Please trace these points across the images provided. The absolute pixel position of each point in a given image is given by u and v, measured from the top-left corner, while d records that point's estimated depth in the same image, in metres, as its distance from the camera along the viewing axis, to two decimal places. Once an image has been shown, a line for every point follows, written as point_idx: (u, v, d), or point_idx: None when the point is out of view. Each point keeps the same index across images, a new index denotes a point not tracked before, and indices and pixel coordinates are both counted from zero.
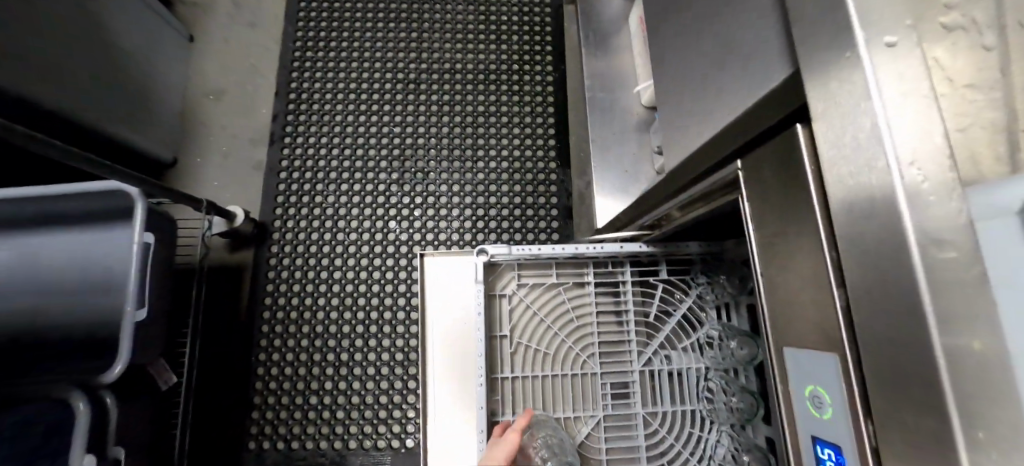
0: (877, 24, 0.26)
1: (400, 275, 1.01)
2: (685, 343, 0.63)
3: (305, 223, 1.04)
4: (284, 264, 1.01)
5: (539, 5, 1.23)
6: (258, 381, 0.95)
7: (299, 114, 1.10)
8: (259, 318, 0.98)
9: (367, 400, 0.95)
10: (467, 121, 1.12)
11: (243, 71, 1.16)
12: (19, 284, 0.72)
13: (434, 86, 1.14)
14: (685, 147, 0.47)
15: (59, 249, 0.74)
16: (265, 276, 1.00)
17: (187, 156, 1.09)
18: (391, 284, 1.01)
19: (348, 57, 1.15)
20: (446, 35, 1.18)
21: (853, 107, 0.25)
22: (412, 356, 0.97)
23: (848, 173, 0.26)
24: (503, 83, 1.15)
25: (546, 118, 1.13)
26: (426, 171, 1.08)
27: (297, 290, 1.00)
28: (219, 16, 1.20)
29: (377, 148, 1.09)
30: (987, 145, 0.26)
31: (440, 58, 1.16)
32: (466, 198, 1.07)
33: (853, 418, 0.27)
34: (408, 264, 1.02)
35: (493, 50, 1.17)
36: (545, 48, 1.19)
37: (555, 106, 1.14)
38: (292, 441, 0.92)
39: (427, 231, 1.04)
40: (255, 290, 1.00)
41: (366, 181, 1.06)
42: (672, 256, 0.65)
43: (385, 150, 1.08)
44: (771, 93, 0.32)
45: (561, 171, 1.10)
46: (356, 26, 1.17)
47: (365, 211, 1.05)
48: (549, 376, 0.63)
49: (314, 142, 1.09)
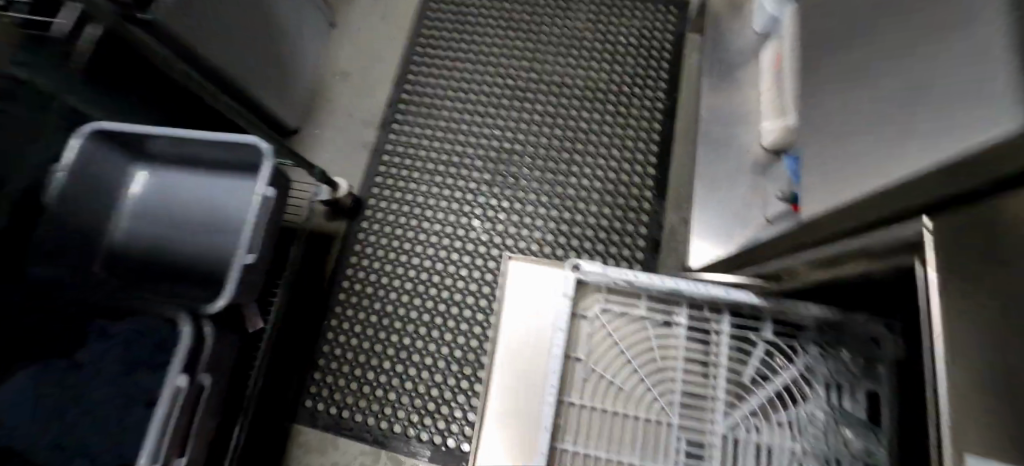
0: None
1: (474, 273, 1.01)
2: (781, 417, 0.55)
3: (396, 206, 1.07)
4: (370, 240, 1.05)
5: (662, 31, 1.19)
6: (326, 344, 0.99)
7: (411, 103, 1.15)
8: (338, 285, 1.03)
9: (420, 389, 0.95)
10: (566, 136, 1.10)
11: (371, 58, 1.23)
12: (180, 227, 0.82)
13: (542, 96, 1.14)
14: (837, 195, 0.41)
15: (193, 191, 0.82)
16: (351, 249, 1.05)
17: (307, 127, 1.18)
18: (463, 281, 1.01)
19: (464, 57, 1.18)
20: (561, 49, 1.18)
21: None
22: (469, 356, 0.96)
23: None
24: (609, 103, 1.12)
25: (648, 145, 1.09)
26: (518, 177, 1.07)
27: (377, 268, 1.03)
28: (358, 6, 1.29)
29: (475, 148, 1.10)
30: None
31: (552, 70, 1.16)
32: (553, 211, 1.05)
33: None
34: (484, 265, 1.01)
35: (605, 69, 1.15)
36: (661, 74, 1.15)
37: (661, 134, 1.09)
38: (343, 410, 0.95)
39: (508, 236, 1.03)
40: (340, 260, 1.04)
41: (459, 177, 1.08)
42: (782, 316, 0.58)
43: (481, 151, 1.10)
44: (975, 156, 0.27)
45: (656, 201, 1.04)
46: (477, 29, 1.20)
47: (453, 205, 1.06)
48: (619, 415, 0.58)
49: (420, 132, 1.13)
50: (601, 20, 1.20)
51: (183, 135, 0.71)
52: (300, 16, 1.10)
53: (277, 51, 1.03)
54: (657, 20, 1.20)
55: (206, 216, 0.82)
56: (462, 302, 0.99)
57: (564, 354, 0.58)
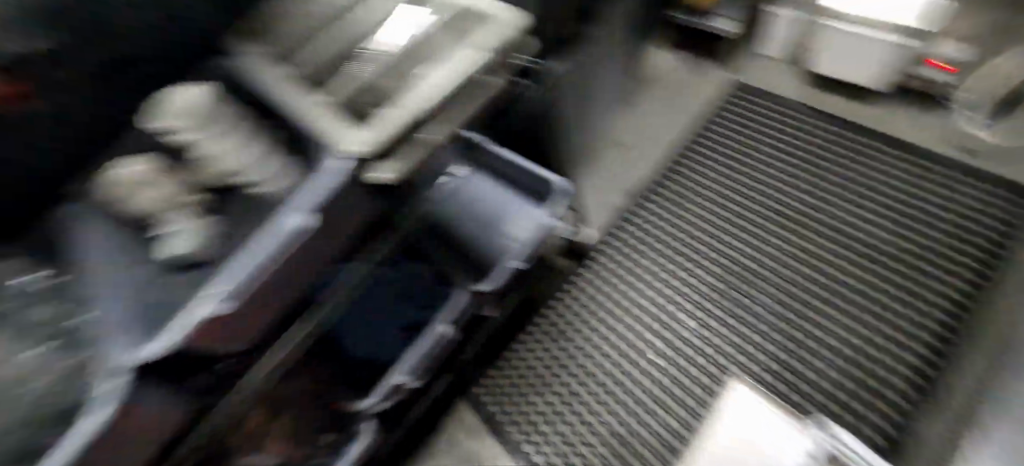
0: None
1: (661, 368, 0.97)
2: None
3: (620, 268, 1.11)
4: (584, 291, 1.12)
5: None
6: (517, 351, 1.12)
7: (670, 185, 1.16)
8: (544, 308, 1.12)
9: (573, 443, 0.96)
10: (823, 281, 0.93)
11: (649, 130, 1.28)
12: (468, 221, 0.86)
13: (821, 225, 0.99)
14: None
15: (497, 199, 0.88)
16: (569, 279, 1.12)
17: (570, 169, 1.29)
18: (647, 371, 0.97)
19: (744, 160, 1.12)
20: (856, 186, 1.00)
21: None
22: (620, 443, 0.93)
23: None
24: (900, 267, 0.90)
25: (934, 331, 0.82)
26: (754, 300, 0.96)
27: (582, 317, 1.09)
28: (656, 78, 1.33)
29: (710, 254, 1.04)
30: None
31: (847, 202, 0.99)
32: (784, 354, 0.89)
33: None
34: (685, 368, 0.95)
35: (912, 226, 0.92)
36: (1000, 253, 0.84)
37: (963, 324, 0.80)
38: (502, 415, 1.07)
39: (718, 352, 0.94)
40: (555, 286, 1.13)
41: (683, 274, 1.04)
42: None
43: (716, 259, 1.03)
44: None
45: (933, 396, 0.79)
46: (762, 139, 1.13)
47: (666, 303, 1.03)
48: None
49: (668, 213, 1.13)
50: (935, 171, 0.96)
51: (524, 165, 0.90)
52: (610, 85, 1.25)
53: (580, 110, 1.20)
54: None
55: (496, 223, 0.86)
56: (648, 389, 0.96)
57: None
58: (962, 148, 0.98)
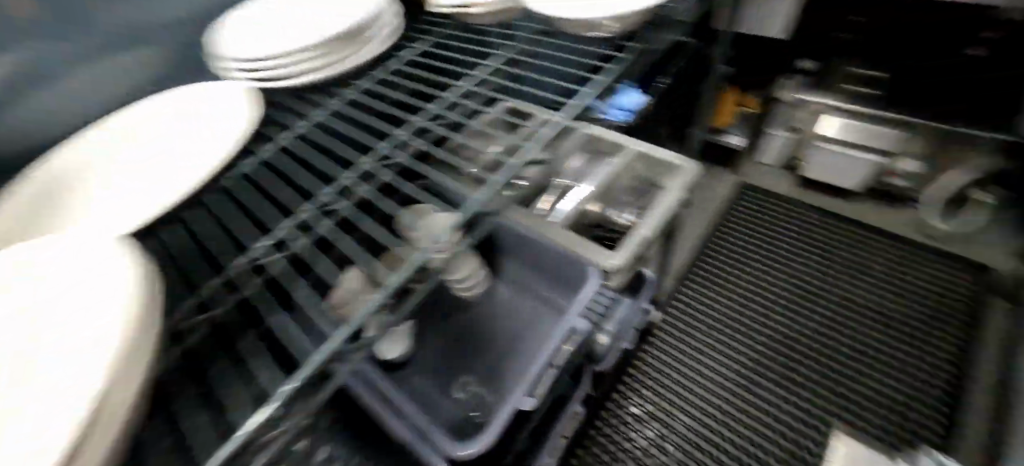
0: None
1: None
2: None
3: (684, 332, 1.32)
4: (627, 388, 1.25)
5: (962, 277, 1.31)
6: (608, 407, 1.22)
7: (706, 268, 1.45)
8: (625, 372, 1.27)
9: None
10: (805, 388, 1.17)
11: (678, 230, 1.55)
12: None
13: (806, 339, 1.26)
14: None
15: None
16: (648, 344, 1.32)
17: None
18: None
19: (762, 249, 1.46)
20: (822, 311, 1.30)
21: None
22: None
23: None
24: (870, 380, 1.16)
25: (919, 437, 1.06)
26: (798, 354, 1.23)
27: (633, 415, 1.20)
28: None
29: (719, 363, 1.25)
30: None
31: (841, 281, 1.35)
32: (831, 395, 1.15)
33: None
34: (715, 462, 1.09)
35: (872, 351, 1.20)
36: (934, 373, 1.15)
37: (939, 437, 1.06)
38: None
39: (785, 401, 1.16)
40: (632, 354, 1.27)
41: (700, 380, 1.23)
42: None
43: (723, 368, 1.23)
44: None
45: (948, 427, 1.07)
46: (747, 266, 1.43)
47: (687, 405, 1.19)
48: None
49: (712, 290, 1.39)
50: (878, 304, 1.29)
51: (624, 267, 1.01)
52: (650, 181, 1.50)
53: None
54: (957, 270, 1.33)
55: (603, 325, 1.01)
56: (734, 443, 1.11)
57: None
58: (902, 241, 1.41)
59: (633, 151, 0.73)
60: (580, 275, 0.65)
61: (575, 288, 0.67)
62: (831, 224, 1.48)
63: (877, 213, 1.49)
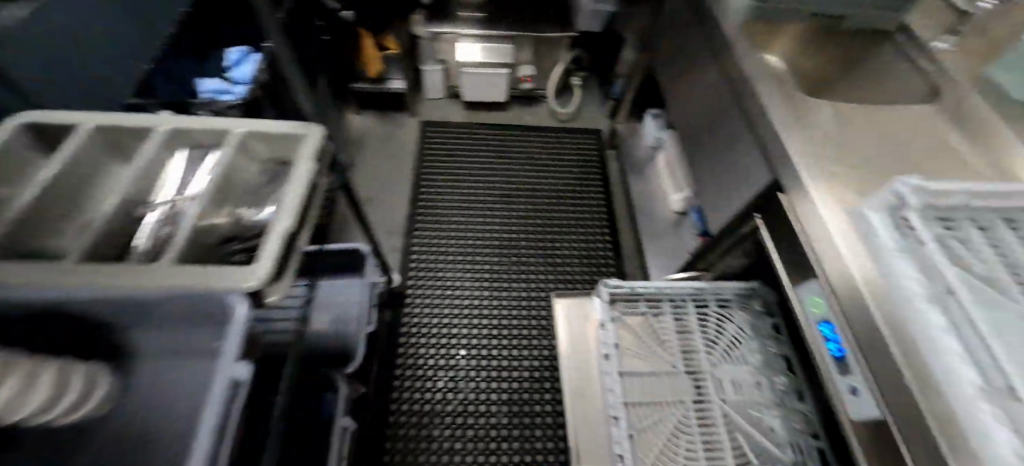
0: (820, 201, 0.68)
1: (490, 381, 1.25)
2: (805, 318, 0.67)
3: (429, 282, 1.39)
4: (409, 348, 1.28)
5: (590, 144, 1.73)
6: (394, 384, 1.22)
7: (424, 215, 1.51)
8: (394, 343, 1.28)
9: (482, 409, 1.21)
10: (536, 273, 1.43)
11: (386, 185, 1.59)
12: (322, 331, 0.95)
13: (523, 233, 1.50)
14: (779, 195, 0.75)
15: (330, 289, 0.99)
16: (403, 303, 1.34)
17: (337, 229, 1.37)
18: (479, 390, 1.23)
19: (460, 178, 1.60)
20: (524, 206, 1.56)
21: (829, 231, 0.65)
22: (492, 441, 1.17)
23: (817, 230, 0.67)
24: (568, 245, 1.48)
25: (609, 267, 1.44)
26: (518, 254, 1.45)
27: (422, 366, 1.25)
28: (368, 149, 1.66)
29: (472, 286, 1.38)
30: (853, 183, 0.70)
31: (523, 181, 1.61)
32: (549, 274, 1.42)
33: (897, 329, 0.57)
34: (497, 365, 1.27)
35: (563, 223, 1.53)
36: (602, 220, 1.55)
37: (616, 263, 1.46)
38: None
39: (522, 297, 1.38)
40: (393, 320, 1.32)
41: (463, 306, 1.35)
42: (718, 297, 1.03)
43: (476, 288, 1.38)
44: (764, 188, 0.79)
45: (617, 257, 1.47)
46: (461, 191, 1.57)
47: (461, 333, 1.30)
48: (650, 403, 0.90)
49: (436, 233, 1.48)
50: (554, 185, 1.61)
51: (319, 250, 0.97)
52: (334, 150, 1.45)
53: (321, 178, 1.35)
54: (586, 140, 1.74)
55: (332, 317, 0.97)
56: (502, 346, 1.30)
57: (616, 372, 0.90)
58: (549, 133, 1.75)
59: (238, 133, 0.64)
60: (223, 318, 0.54)
61: (221, 337, 0.56)
62: (500, 136, 1.72)
63: (527, 115, 1.82)
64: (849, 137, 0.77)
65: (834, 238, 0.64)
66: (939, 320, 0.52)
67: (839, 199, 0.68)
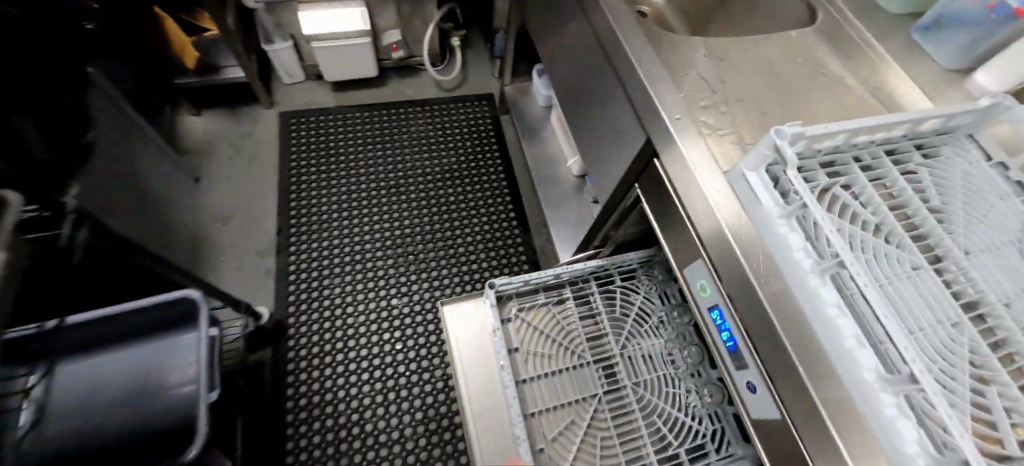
0: (696, 164, 0.56)
1: (402, 401, 1.14)
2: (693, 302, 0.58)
3: (316, 304, 1.23)
4: (303, 384, 1.14)
5: (481, 112, 1.56)
6: (289, 428, 1.09)
7: (299, 226, 1.32)
8: (284, 382, 1.13)
9: (395, 435, 1.10)
10: (437, 271, 1.30)
11: (248, 196, 1.36)
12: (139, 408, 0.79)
13: (418, 228, 1.35)
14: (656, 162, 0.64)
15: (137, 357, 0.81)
16: (287, 333, 1.19)
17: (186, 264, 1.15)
18: (390, 413, 1.12)
19: (337, 175, 1.40)
20: (415, 196, 1.40)
21: (708, 200, 0.55)
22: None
23: (696, 198, 0.56)
24: (469, 232, 1.35)
25: (516, 247, 1.33)
26: (415, 254, 1.32)
27: (321, 402, 1.12)
28: (220, 157, 1.41)
29: (368, 301, 1.24)
30: (733, 136, 0.59)
31: (411, 167, 1.44)
32: (452, 269, 1.30)
33: (790, 312, 0.47)
34: (407, 382, 1.16)
35: (461, 208, 1.39)
36: (504, 195, 1.41)
37: (523, 240, 1.34)
38: None
39: (425, 301, 1.26)
40: (277, 354, 1.16)
41: (359, 325, 1.21)
42: (620, 269, 0.93)
43: (373, 302, 1.24)
44: (640, 153, 0.68)
45: (524, 234, 1.35)
46: (340, 192, 1.38)
47: (361, 355, 1.18)
48: (558, 406, 0.81)
49: (317, 246, 1.30)
50: (446, 165, 1.45)
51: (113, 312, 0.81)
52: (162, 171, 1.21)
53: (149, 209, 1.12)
54: (476, 107, 1.57)
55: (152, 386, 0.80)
56: (410, 360, 1.18)
57: (514, 381, 0.80)
58: (434, 105, 1.56)
59: None
60: None
61: None
62: (378, 117, 1.51)
63: (406, 88, 1.60)
64: (725, 81, 0.66)
65: (713, 207, 0.54)
66: (831, 297, 0.43)
67: (718, 158, 0.57)
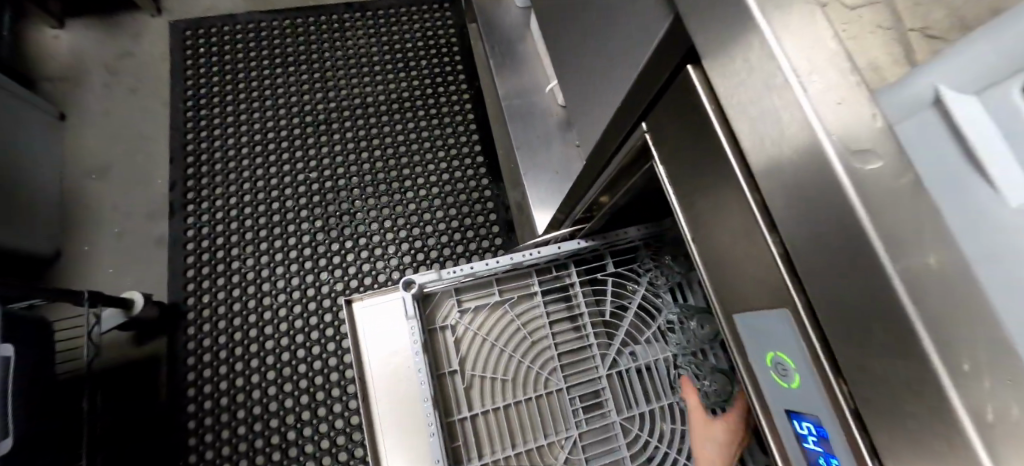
0: (812, 55, 0.20)
1: (335, 404, 0.87)
2: (739, 360, 0.27)
3: (224, 280, 0.93)
4: (206, 386, 0.87)
5: (442, 20, 1.17)
6: (191, 438, 0.84)
7: (199, 178, 1.00)
8: (183, 382, 0.87)
9: (324, 448, 0.84)
10: (383, 233, 0.98)
11: (132, 139, 1.03)
12: None
13: (358, 177, 1.02)
14: (692, 69, 0.26)
15: None
16: (186, 316, 0.90)
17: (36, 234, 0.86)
18: (321, 420, 0.86)
19: (249, 107, 1.05)
20: (353, 134, 1.05)
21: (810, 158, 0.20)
22: None
23: (773, 154, 0.21)
24: (424, 182, 1.03)
25: (485, 203, 1.02)
26: (352, 211, 0.99)
27: (231, 407, 0.86)
28: (92, 86, 1.06)
29: (288, 275, 0.94)
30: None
31: (348, 95, 1.08)
32: (400, 232, 0.99)
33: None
34: (342, 377, 0.88)
35: (414, 150, 1.05)
36: (470, 132, 1.07)
37: (494, 193, 1.03)
38: None
39: (364, 275, 0.95)
40: (173, 345, 0.89)
41: (278, 306, 0.92)
42: (615, 248, 0.63)
43: (296, 276, 0.94)
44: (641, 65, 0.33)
45: (495, 186, 1.03)
46: (255, 130, 1.04)
47: (281, 345, 0.90)
48: (512, 455, 0.56)
49: (223, 203, 0.98)
50: (395, 92, 1.10)
51: None
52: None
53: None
54: (435, 14, 1.18)
55: None
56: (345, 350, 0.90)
57: (443, 420, 0.55)
58: (379, 11, 1.17)
59: None
60: None
61: None
62: (303, 27, 1.13)
63: None
64: None
65: (816, 177, 0.20)
66: None
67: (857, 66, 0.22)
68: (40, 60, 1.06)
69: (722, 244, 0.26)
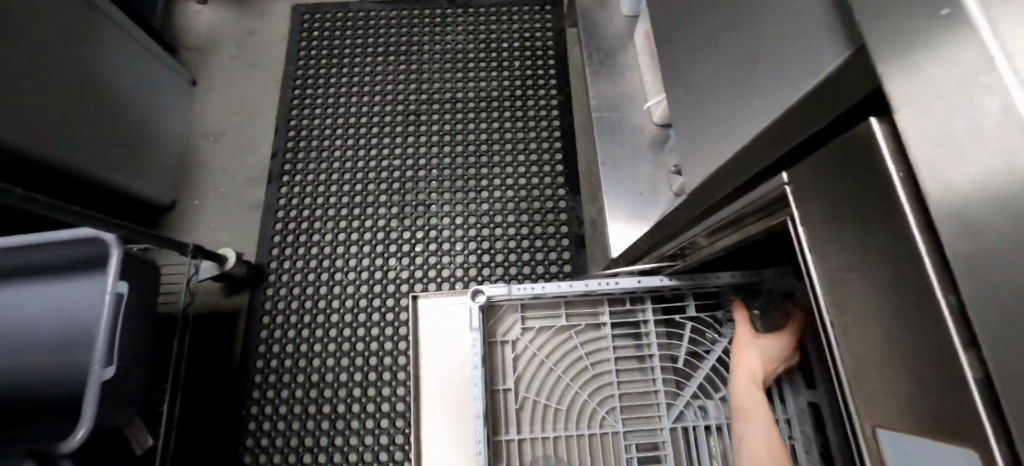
0: None
1: (385, 386, 0.88)
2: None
3: (303, 250, 0.98)
4: (274, 346, 0.91)
5: (542, 22, 1.15)
6: (254, 392, 0.89)
7: (297, 151, 1.05)
8: (255, 339, 0.92)
9: (369, 426, 0.86)
10: (453, 228, 0.98)
11: (246, 109, 1.12)
12: (61, 361, 0.66)
13: (438, 170, 1.03)
14: (873, 118, 0.21)
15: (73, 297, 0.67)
16: (266, 279, 0.96)
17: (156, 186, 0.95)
18: (370, 398, 0.87)
19: (348, 90, 1.10)
20: (438, 127, 1.06)
21: None
22: None
23: (993, 247, 0.16)
24: (499, 183, 1.01)
25: (558, 214, 0.99)
26: (428, 202, 1.00)
27: (292, 369, 0.90)
28: (221, 57, 1.16)
29: (360, 254, 0.97)
30: None
31: (440, 88, 1.10)
32: (470, 230, 0.98)
33: None
34: (395, 362, 0.90)
35: (495, 149, 1.04)
36: (555, 140, 1.04)
37: (570, 204, 0.99)
38: None
39: (430, 266, 0.96)
40: (252, 304, 0.94)
41: (346, 282, 0.95)
42: (700, 290, 0.57)
43: (367, 256, 0.97)
44: (786, 104, 0.28)
45: (571, 197, 1.00)
46: (351, 112, 1.08)
47: (345, 319, 0.93)
48: None
49: (313, 178, 1.03)
50: (484, 91, 1.09)
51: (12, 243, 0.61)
52: (21, 104, 0.74)
53: (110, 113, 0.90)
54: (536, 16, 1.16)
55: (70, 332, 0.67)
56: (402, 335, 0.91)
57: (490, 437, 0.52)
58: (481, 8, 1.17)
59: None
60: None
61: None
62: (408, 18, 1.16)
63: None
64: None
65: None
66: None
67: None
68: (184, 31, 1.18)
69: (877, 336, 0.22)
